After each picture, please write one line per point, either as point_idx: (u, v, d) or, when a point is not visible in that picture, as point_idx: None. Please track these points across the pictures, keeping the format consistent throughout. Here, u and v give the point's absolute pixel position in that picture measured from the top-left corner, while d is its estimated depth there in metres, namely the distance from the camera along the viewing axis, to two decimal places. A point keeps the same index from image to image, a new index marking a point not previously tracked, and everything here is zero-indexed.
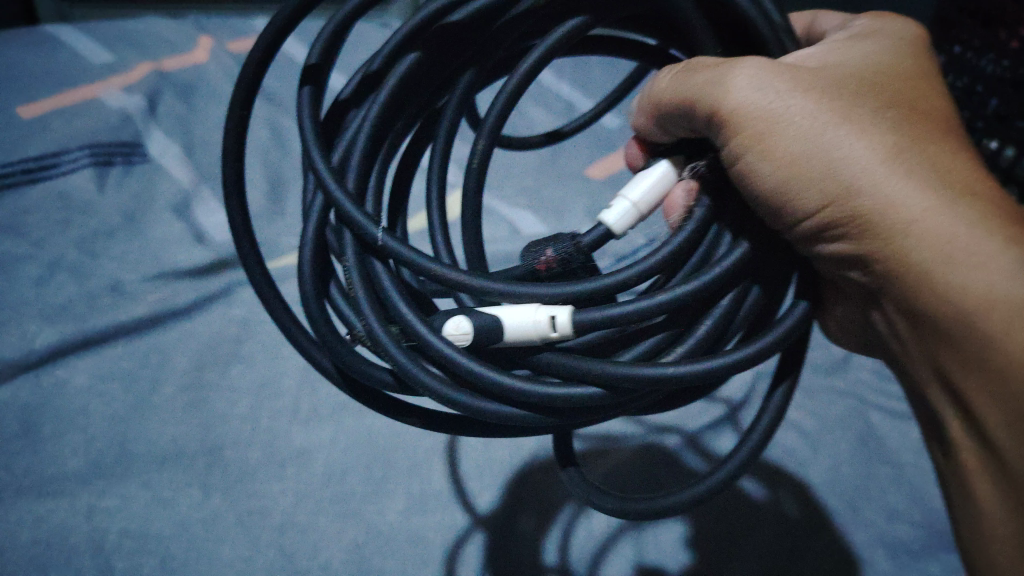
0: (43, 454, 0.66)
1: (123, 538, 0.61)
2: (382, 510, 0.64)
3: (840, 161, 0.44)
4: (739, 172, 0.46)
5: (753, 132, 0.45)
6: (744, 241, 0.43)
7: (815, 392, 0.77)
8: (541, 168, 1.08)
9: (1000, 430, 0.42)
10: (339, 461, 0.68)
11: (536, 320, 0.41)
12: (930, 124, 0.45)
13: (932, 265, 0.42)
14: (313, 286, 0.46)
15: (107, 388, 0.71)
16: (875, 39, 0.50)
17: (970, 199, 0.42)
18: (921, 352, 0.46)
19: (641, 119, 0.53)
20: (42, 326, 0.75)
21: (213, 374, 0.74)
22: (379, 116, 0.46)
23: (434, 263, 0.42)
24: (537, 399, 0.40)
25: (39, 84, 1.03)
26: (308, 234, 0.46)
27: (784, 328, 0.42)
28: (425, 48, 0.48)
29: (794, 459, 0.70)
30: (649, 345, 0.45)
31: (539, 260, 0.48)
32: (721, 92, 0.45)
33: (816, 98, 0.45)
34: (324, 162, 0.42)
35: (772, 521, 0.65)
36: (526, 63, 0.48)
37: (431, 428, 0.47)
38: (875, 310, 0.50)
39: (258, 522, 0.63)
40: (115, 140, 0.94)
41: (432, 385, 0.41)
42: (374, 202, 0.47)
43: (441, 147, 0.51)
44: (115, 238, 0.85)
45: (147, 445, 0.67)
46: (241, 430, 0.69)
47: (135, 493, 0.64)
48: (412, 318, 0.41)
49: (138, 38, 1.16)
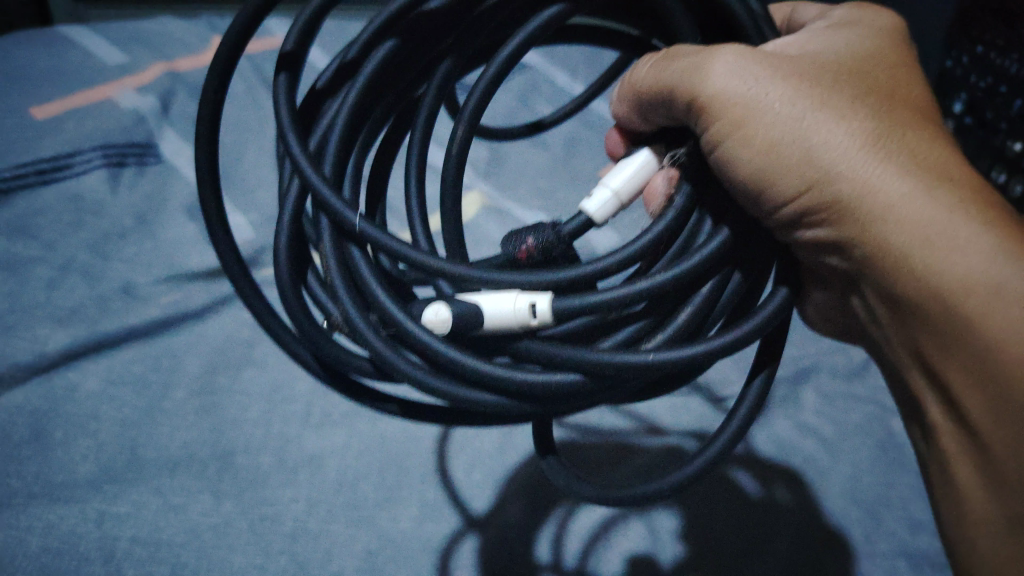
0: (54, 459, 0.65)
1: (134, 545, 0.60)
2: (395, 517, 0.63)
3: (817, 147, 0.45)
4: (717, 159, 0.48)
5: (732, 118, 0.46)
6: (722, 229, 0.44)
7: (835, 397, 0.74)
8: (554, 169, 1.07)
9: (978, 413, 0.43)
10: (352, 467, 0.66)
11: (515, 308, 0.42)
12: (905, 112, 0.47)
13: (910, 249, 0.44)
14: (290, 274, 0.47)
15: (118, 392, 0.70)
16: (853, 31, 0.52)
17: (947, 185, 0.44)
18: (902, 337, 0.48)
19: (622, 107, 0.55)
20: (54, 328, 0.74)
21: (224, 377, 0.73)
22: (357, 102, 0.47)
23: (412, 250, 0.42)
24: (516, 384, 0.41)
25: (52, 85, 1.03)
26: (285, 222, 0.47)
27: (764, 315, 0.42)
28: (402, 37, 0.49)
29: (812, 466, 0.69)
30: (631, 331, 0.45)
31: (519, 249, 0.49)
32: (700, 79, 0.46)
33: (795, 85, 0.46)
34: (300, 147, 0.43)
35: (766, 515, 0.65)
36: (504, 52, 0.52)
37: (411, 416, 0.48)
38: (854, 296, 0.51)
39: (269, 530, 0.62)
40: (127, 140, 0.94)
41: (409, 372, 0.41)
42: (351, 188, 0.49)
43: (419, 134, 0.52)
44: (128, 240, 0.85)
45: (159, 451, 0.66)
46: (253, 435, 0.68)
47: (146, 499, 0.63)
48: (389, 305, 0.42)
49: (151, 38, 1.16)
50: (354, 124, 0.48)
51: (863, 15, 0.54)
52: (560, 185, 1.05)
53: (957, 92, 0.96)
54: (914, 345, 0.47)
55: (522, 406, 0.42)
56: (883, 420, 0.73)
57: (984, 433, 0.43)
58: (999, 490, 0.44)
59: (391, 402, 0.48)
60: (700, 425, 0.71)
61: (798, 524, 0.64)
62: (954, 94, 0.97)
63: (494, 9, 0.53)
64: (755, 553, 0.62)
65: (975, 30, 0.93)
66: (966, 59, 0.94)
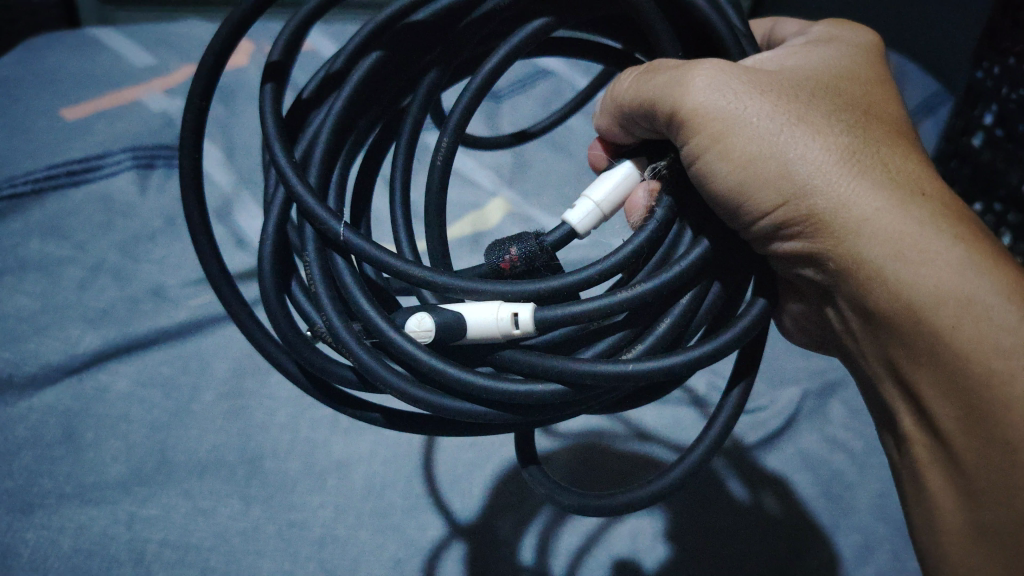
0: (86, 461, 0.66)
1: (165, 548, 0.61)
2: (422, 526, 0.63)
3: (795, 163, 0.45)
4: (695, 172, 0.47)
5: (711, 132, 0.45)
6: (704, 240, 0.44)
7: (864, 411, 0.73)
8: (579, 175, 1.06)
9: (952, 422, 0.44)
10: (379, 473, 0.66)
11: (498, 317, 0.42)
12: (880, 128, 0.47)
13: (885, 264, 0.43)
14: (274, 281, 0.47)
15: (148, 395, 0.71)
16: (830, 45, 0.51)
17: (921, 201, 0.44)
18: (875, 349, 0.47)
19: (604, 119, 0.53)
20: (84, 330, 0.75)
21: (252, 381, 0.73)
22: (343, 112, 0.48)
23: (394, 259, 0.42)
24: (497, 395, 0.40)
25: (82, 86, 1.03)
26: (269, 230, 0.47)
27: (745, 324, 0.42)
28: (388, 48, 0.50)
29: (839, 482, 0.68)
30: (608, 343, 0.45)
31: (503, 259, 0.48)
32: (680, 94, 0.45)
33: (772, 99, 0.45)
34: (285, 157, 0.43)
35: (753, 521, 0.65)
36: (490, 64, 0.51)
37: (391, 425, 0.47)
38: (827, 307, 0.51)
39: (298, 535, 0.62)
40: (156, 142, 0.94)
41: (392, 381, 0.41)
42: (336, 198, 0.48)
43: (405, 142, 0.53)
44: (156, 242, 0.85)
45: (188, 454, 0.67)
46: (281, 439, 0.68)
47: (176, 502, 0.63)
48: (371, 313, 0.41)
49: (179, 40, 1.16)
50: (339, 134, 0.48)
51: (839, 30, 0.53)
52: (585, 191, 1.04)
53: (987, 104, 0.93)
54: (888, 358, 0.46)
55: (500, 415, 0.42)
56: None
57: (957, 443, 0.44)
58: (971, 498, 0.44)
59: (375, 413, 0.47)
60: (691, 433, 0.71)
61: (785, 536, 0.64)
62: (982, 106, 0.94)
63: (482, 20, 0.52)
64: (741, 565, 0.62)
65: (1007, 43, 0.90)
66: (996, 71, 0.91)
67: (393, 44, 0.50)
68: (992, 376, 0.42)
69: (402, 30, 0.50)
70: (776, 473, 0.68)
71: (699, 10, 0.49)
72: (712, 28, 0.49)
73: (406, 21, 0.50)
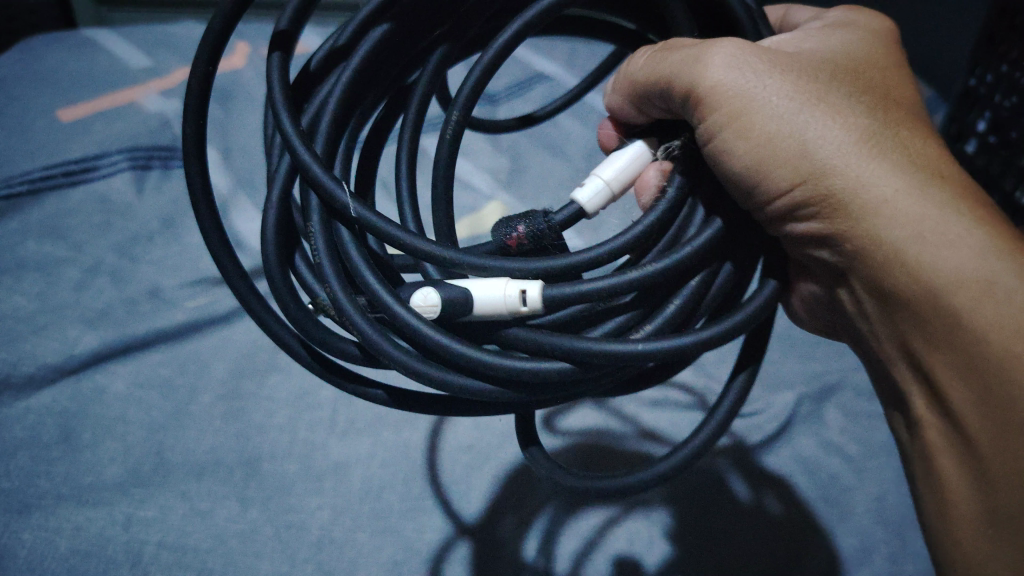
0: (83, 462, 0.65)
1: (162, 549, 0.60)
2: (421, 528, 0.63)
3: (815, 143, 0.45)
4: (711, 150, 0.48)
5: (730, 110, 0.46)
6: (716, 221, 0.45)
7: (860, 416, 0.74)
8: (576, 180, 1.07)
9: (966, 405, 0.44)
10: (378, 475, 0.66)
11: (506, 294, 0.42)
12: (899, 112, 0.48)
13: (903, 244, 0.44)
14: (276, 254, 0.46)
15: (145, 396, 0.71)
16: (848, 30, 0.52)
17: (939, 184, 0.45)
18: (890, 331, 0.48)
19: (615, 98, 0.55)
20: (82, 330, 0.75)
21: (250, 383, 0.73)
22: (350, 84, 0.47)
23: (402, 232, 0.42)
24: (504, 372, 0.40)
25: (80, 87, 1.03)
26: (274, 199, 0.46)
27: (753, 309, 0.43)
28: (397, 20, 0.49)
29: (836, 485, 0.68)
30: (616, 323, 0.45)
31: (510, 236, 0.48)
32: (699, 71, 0.47)
33: (792, 79, 0.47)
34: (291, 124, 0.43)
35: (754, 520, 0.65)
36: (501, 40, 0.51)
37: (395, 405, 0.47)
38: (839, 289, 0.52)
39: (296, 537, 0.62)
40: (154, 143, 0.94)
41: (398, 358, 0.41)
42: (343, 165, 0.50)
43: (412, 118, 0.52)
44: (154, 242, 0.85)
45: (186, 456, 0.67)
46: (279, 441, 0.68)
47: (174, 504, 0.63)
48: (378, 288, 0.41)
49: (177, 41, 1.16)
50: (347, 103, 0.47)
51: (858, 15, 0.54)
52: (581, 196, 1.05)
53: (981, 111, 0.95)
54: (902, 340, 0.47)
55: (508, 393, 0.43)
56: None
57: (971, 425, 0.44)
58: (981, 482, 0.44)
59: (379, 389, 0.47)
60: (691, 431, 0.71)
61: (785, 537, 0.64)
62: (977, 112, 0.96)
63: None
64: (743, 565, 0.62)
65: (1002, 49, 0.91)
66: (990, 77, 0.93)
67: (401, 17, 0.50)
68: (1009, 360, 0.42)
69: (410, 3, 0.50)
70: (774, 478, 0.69)
71: None
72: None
73: None
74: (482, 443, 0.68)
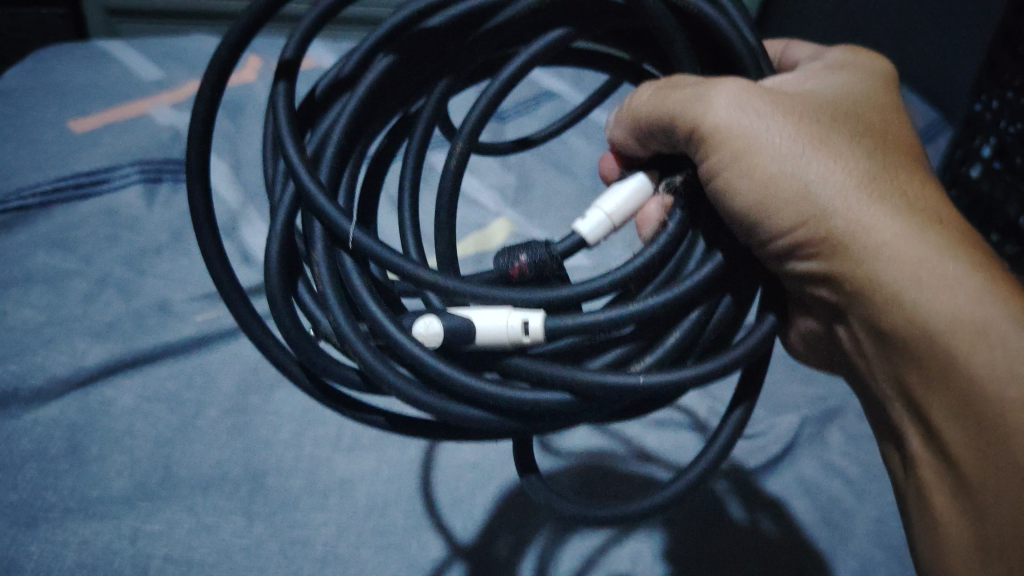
0: (90, 475, 0.66)
1: (168, 564, 0.61)
2: (423, 546, 0.63)
3: (815, 185, 0.47)
4: (714, 188, 0.50)
5: (732, 149, 0.48)
6: (715, 256, 0.46)
7: (861, 439, 0.74)
8: (581, 199, 1.08)
9: (962, 447, 0.44)
10: (381, 491, 0.67)
11: (508, 324, 0.42)
12: (898, 155, 0.49)
13: (901, 286, 0.44)
14: (280, 281, 0.47)
15: (152, 409, 0.71)
16: (849, 71, 0.53)
17: (938, 228, 0.45)
18: (887, 370, 0.48)
19: (619, 130, 0.56)
20: (90, 342, 0.75)
21: (257, 398, 0.73)
22: (355, 115, 0.49)
23: (405, 262, 0.43)
24: (504, 401, 0.41)
25: (91, 99, 1.04)
26: (277, 228, 0.47)
27: (751, 342, 0.44)
28: (400, 52, 0.51)
29: (837, 508, 0.69)
30: (616, 355, 0.46)
31: (512, 265, 0.50)
32: (702, 108, 0.48)
33: (794, 121, 0.48)
34: (298, 154, 0.44)
35: (751, 542, 0.66)
36: (509, 68, 0.53)
37: (395, 430, 0.47)
38: (837, 326, 0.52)
39: (301, 552, 0.62)
40: (164, 157, 0.95)
41: (399, 385, 0.41)
42: (346, 195, 0.50)
43: (415, 147, 0.54)
44: (162, 255, 0.86)
45: (192, 469, 0.67)
46: (284, 456, 0.69)
47: (179, 518, 0.64)
48: (381, 316, 0.42)
49: (187, 55, 1.17)
50: (352, 132, 0.48)
51: (860, 56, 0.55)
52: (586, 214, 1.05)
53: (984, 136, 0.95)
54: (900, 380, 0.47)
55: (507, 424, 0.43)
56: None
57: (965, 466, 0.44)
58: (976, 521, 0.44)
59: (379, 416, 0.48)
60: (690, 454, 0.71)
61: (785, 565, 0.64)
62: (980, 138, 0.96)
63: (494, 33, 0.53)
64: None
65: (1007, 76, 0.91)
66: (995, 103, 0.93)
67: (403, 50, 0.51)
68: (1006, 402, 0.42)
69: (415, 34, 0.52)
70: (774, 500, 0.69)
71: (713, 21, 0.51)
72: (721, 31, 0.52)
73: (419, 25, 0.52)
74: (480, 464, 0.69)
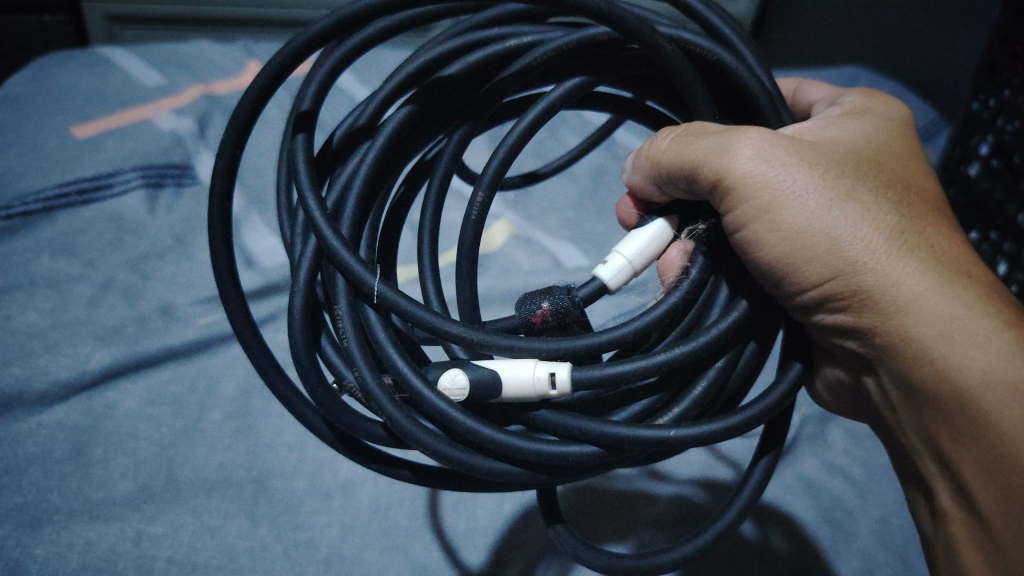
0: (94, 477, 0.66)
1: (172, 565, 0.61)
2: (427, 548, 0.63)
3: (844, 239, 0.48)
4: (741, 240, 0.50)
5: (760, 203, 0.48)
6: (741, 302, 0.47)
7: (862, 439, 0.75)
8: (581, 201, 1.08)
9: (991, 502, 0.47)
10: (385, 493, 0.67)
11: (535, 376, 0.43)
12: (922, 209, 0.50)
13: (932, 342, 0.47)
14: (303, 335, 0.45)
15: (156, 413, 0.71)
16: (867, 119, 0.55)
17: (964, 284, 0.47)
18: (914, 424, 0.50)
19: (637, 177, 0.56)
20: (94, 346, 0.75)
21: (260, 400, 0.74)
22: (374, 167, 0.49)
23: (428, 314, 0.43)
24: (533, 455, 0.42)
25: (93, 105, 1.05)
26: (299, 283, 0.46)
27: (779, 392, 0.45)
28: (418, 103, 0.52)
29: (841, 508, 0.69)
30: (642, 406, 0.47)
31: (534, 313, 0.51)
32: (727, 161, 0.48)
33: (820, 174, 0.49)
34: (318, 205, 0.44)
35: (763, 558, 0.64)
36: (530, 115, 0.53)
37: (420, 481, 0.48)
38: (865, 376, 0.54)
39: (305, 554, 0.62)
40: (167, 162, 0.96)
41: (425, 440, 0.42)
42: (367, 245, 0.51)
43: (436, 190, 0.54)
44: (166, 261, 0.86)
45: (196, 472, 0.67)
46: (287, 459, 0.69)
47: (183, 520, 0.64)
48: (406, 371, 0.42)
49: (189, 60, 1.18)
50: (372, 182, 0.49)
51: (873, 102, 0.57)
52: (587, 216, 1.06)
53: (983, 135, 0.95)
54: (929, 435, 0.49)
55: (536, 476, 0.44)
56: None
57: (995, 520, 0.47)
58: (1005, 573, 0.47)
59: (403, 469, 0.48)
60: (698, 470, 0.71)
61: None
62: (978, 137, 0.96)
63: (513, 79, 0.53)
64: None
65: (1005, 75, 0.92)
66: (993, 102, 0.94)
67: (421, 97, 0.52)
68: None
69: (435, 82, 0.53)
70: (777, 499, 0.69)
71: (735, 71, 0.52)
72: (743, 81, 0.52)
73: (438, 74, 0.53)
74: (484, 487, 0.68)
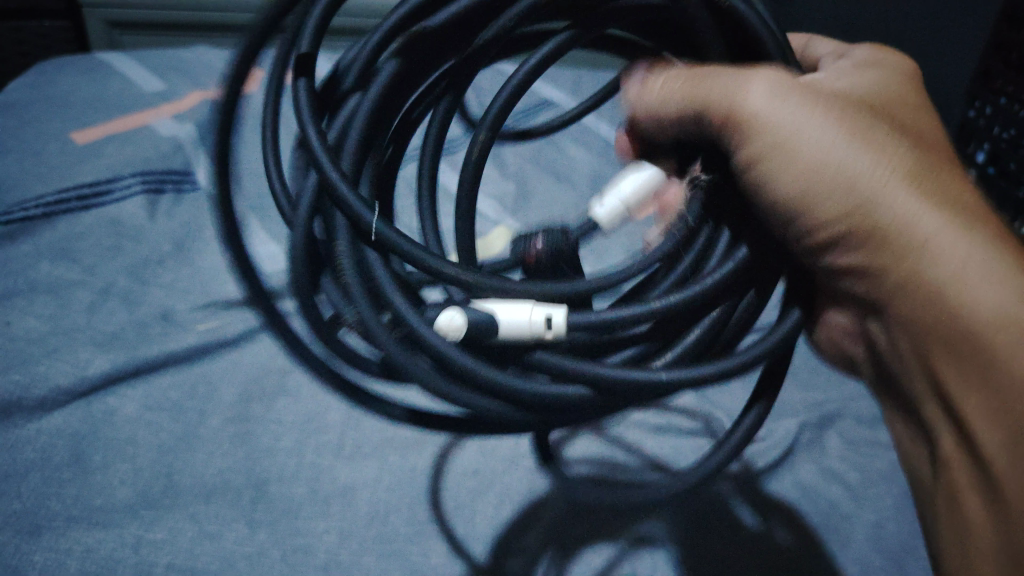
0: (93, 484, 0.66)
1: (169, 572, 0.61)
2: (426, 552, 0.63)
3: (854, 176, 0.49)
4: (750, 177, 0.53)
5: (766, 143, 0.51)
6: (741, 249, 0.49)
7: (860, 445, 0.76)
8: (578, 206, 1.09)
9: (1001, 453, 0.46)
10: (383, 499, 0.67)
11: (532, 320, 0.44)
12: (935, 155, 0.51)
13: (943, 282, 0.47)
14: (304, 279, 0.46)
15: (156, 419, 0.72)
16: (884, 70, 0.56)
17: (980, 227, 0.47)
18: (924, 372, 0.51)
19: (648, 119, 0.59)
20: (94, 351, 0.75)
21: (259, 407, 0.74)
22: (375, 107, 0.48)
23: (428, 257, 0.43)
24: (526, 393, 0.43)
25: (93, 110, 1.05)
26: (302, 215, 0.45)
27: (771, 342, 0.47)
28: (404, 57, 0.49)
29: (839, 512, 0.69)
30: (632, 354, 0.50)
31: (529, 252, 0.53)
32: (739, 95, 0.51)
33: (830, 113, 0.50)
34: (318, 138, 0.43)
35: (764, 546, 0.66)
36: (532, 61, 0.53)
37: (420, 422, 0.50)
38: (870, 323, 0.55)
39: (303, 560, 0.62)
40: (166, 168, 0.96)
41: (420, 376, 0.42)
42: (366, 184, 0.51)
43: (435, 131, 0.57)
44: (166, 266, 0.86)
45: (195, 478, 0.68)
46: (286, 464, 0.70)
47: (182, 526, 0.64)
48: (403, 308, 0.42)
49: (190, 66, 1.19)
50: (373, 122, 0.48)
51: (891, 56, 0.59)
52: (583, 223, 1.06)
53: (979, 142, 0.97)
54: (937, 385, 0.50)
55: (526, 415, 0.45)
56: (907, 468, 0.74)
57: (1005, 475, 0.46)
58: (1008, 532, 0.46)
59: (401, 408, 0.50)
60: (697, 460, 0.73)
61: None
62: (975, 145, 0.98)
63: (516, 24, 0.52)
64: None
65: (997, 83, 0.94)
66: (989, 109, 0.95)
67: (408, 50, 0.49)
68: None
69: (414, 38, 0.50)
70: (775, 502, 0.70)
71: (742, 11, 0.52)
72: (747, 18, 0.52)
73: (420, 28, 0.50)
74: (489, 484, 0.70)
